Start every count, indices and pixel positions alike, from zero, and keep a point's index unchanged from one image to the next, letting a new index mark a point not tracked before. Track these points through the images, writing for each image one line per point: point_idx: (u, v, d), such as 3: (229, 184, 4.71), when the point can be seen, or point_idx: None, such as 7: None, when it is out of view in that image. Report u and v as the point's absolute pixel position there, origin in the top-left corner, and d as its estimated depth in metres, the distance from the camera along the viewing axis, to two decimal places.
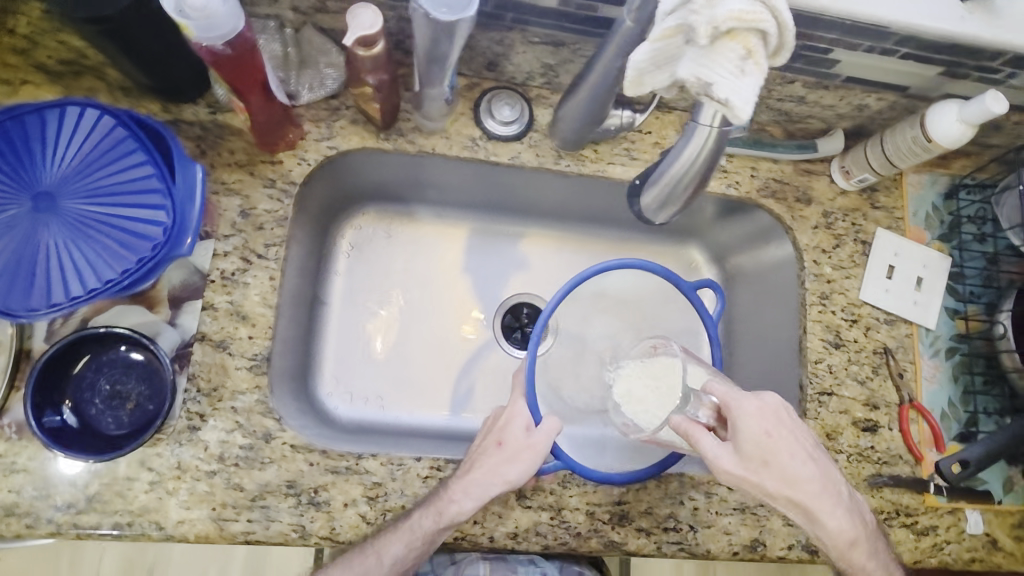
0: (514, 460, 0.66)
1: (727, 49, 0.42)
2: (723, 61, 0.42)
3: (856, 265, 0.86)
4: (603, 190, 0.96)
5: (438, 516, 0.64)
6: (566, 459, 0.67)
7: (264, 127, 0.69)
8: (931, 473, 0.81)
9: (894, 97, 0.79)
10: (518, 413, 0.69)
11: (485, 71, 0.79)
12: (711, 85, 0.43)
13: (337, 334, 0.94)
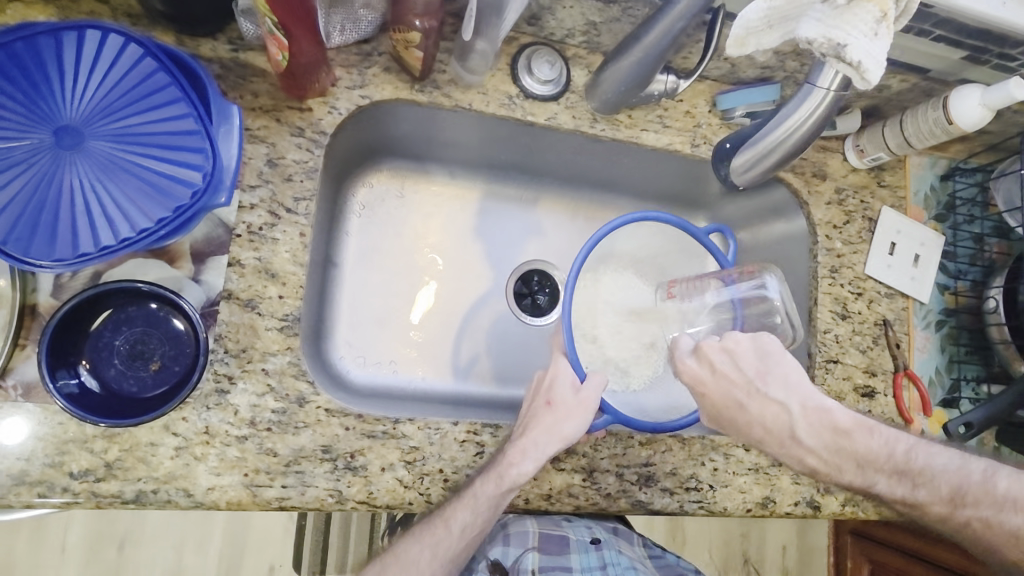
0: (569, 417, 0.67)
1: (862, 10, 0.48)
2: (856, 23, 0.48)
3: (862, 241, 0.90)
4: (622, 157, 0.95)
5: (500, 480, 0.64)
6: (615, 412, 0.70)
7: (303, 70, 0.63)
8: (919, 435, 0.88)
9: (916, 79, 0.82)
10: (563, 374, 0.70)
11: (524, 25, 0.75)
12: (843, 45, 0.48)
13: (350, 297, 0.90)
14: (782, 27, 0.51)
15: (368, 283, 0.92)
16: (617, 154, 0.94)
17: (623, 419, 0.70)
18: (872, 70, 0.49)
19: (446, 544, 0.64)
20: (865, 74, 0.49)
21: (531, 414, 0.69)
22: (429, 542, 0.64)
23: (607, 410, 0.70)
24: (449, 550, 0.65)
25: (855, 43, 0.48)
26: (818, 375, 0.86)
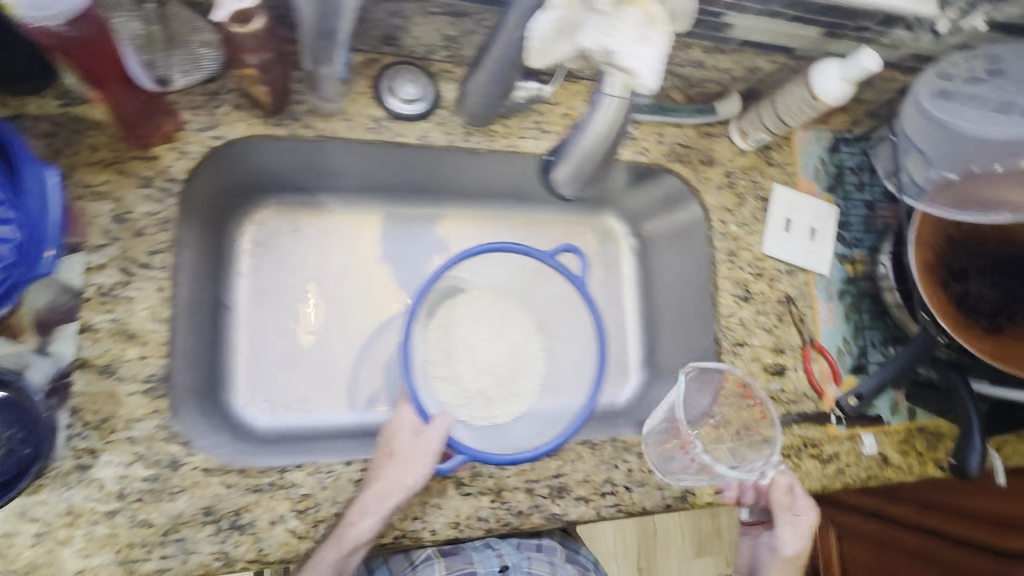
0: (407, 465, 0.66)
1: (629, 14, 0.51)
2: (626, 28, 0.51)
3: (757, 221, 0.91)
4: (518, 164, 0.95)
5: (340, 546, 0.61)
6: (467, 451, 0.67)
7: (133, 117, 0.61)
8: (832, 406, 0.90)
9: (783, 59, 0.83)
10: (403, 421, 0.70)
11: (382, 45, 0.73)
12: (615, 52, 0.52)
13: (249, 344, 0.87)
14: (572, 38, 0.54)
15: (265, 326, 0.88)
16: (513, 162, 0.93)
17: (478, 457, 0.68)
18: (645, 74, 0.52)
19: None
20: (639, 80, 0.53)
21: (373, 469, 0.67)
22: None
23: (458, 450, 0.68)
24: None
25: (622, 50, 0.51)
26: (727, 359, 0.87)
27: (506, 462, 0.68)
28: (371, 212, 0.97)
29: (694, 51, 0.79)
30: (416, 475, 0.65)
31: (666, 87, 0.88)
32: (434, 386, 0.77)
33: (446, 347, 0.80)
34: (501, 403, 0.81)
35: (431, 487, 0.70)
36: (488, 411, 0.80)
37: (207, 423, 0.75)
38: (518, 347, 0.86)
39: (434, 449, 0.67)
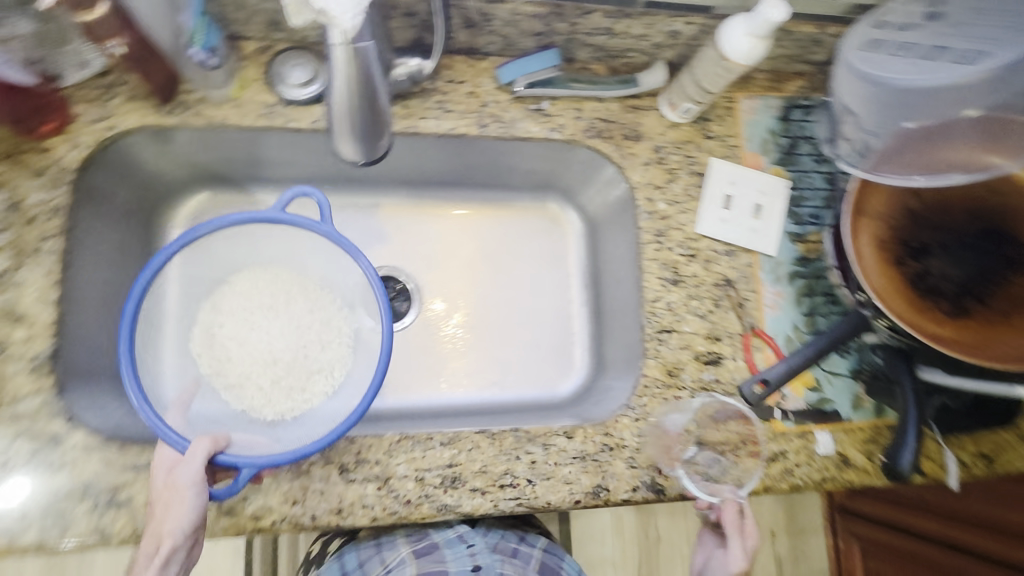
0: (168, 509, 0.60)
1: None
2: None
3: (691, 199, 0.84)
4: (452, 148, 0.92)
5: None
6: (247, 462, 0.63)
7: (13, 112, 0.65)
8: (777, 399, 0.81)
9: (702, 20, 0.76)
10: (161, 462, 0.63)
11: (272, 32, 0.75)
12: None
13: (178, 339, 0.85)
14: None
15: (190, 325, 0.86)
16: (444, 146, 0.92)
17: (263, 464, 0.64)
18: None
19: None
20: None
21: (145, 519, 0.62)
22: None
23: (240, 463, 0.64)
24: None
25: None
26: (650, 348, 0.80)
27: (290, 461, 0.64)
28: (306, 202, 0.97)
29: (596, 17, 0.75)
30: (182, 519, 0.60)
31: (585, 60, 0.83)
32: (228, 396, 0.82)
33: (221, 355, 0.84)
34: (308, 385, 0.84)
35: (314, 472, 0.69)
36: (292, 400, 0.83)
37: (124, 413, 0.73)
38: (301, 322, 0.87)
39: (190, 480, 0.61)
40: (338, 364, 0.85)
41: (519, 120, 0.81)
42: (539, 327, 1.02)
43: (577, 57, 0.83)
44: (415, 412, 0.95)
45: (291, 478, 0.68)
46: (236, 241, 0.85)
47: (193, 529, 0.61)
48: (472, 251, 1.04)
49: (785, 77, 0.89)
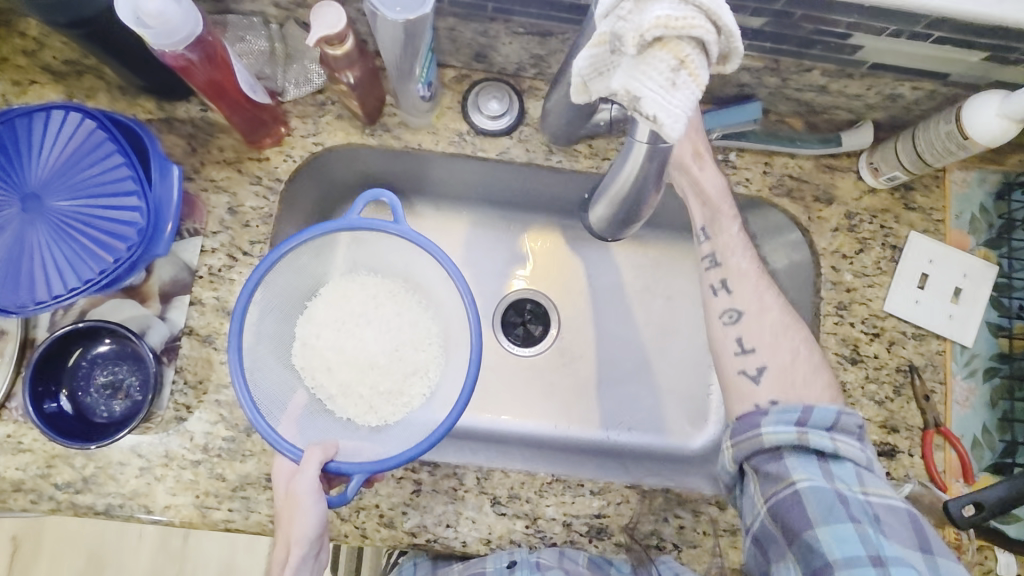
0: (294, 519, 0.61)
1: (656, 58, 0.36)
2: (652, 73, 0.36)
3: (882, 272, 0.78)
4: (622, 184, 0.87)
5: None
6: (359, 467, 0.63)
7: (244, 125, 0.69)
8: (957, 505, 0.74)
9: (934, 86, 0.70)
10: (280, 473, 0.64)
11: (473, 62, 0.75)
12: (639, 100, 0.36)
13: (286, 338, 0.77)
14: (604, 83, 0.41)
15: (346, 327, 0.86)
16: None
17: (372, 468, 0.63)
18: (674, 128, 0.36)
19: None
20: (666, 133, 0.36)
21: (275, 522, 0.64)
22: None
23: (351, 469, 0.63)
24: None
25: (647, 97, 0.36)
26: None
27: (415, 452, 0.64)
28: (457, 218, 0.94)
29: (813, 74, 0.70)
30: (307, 526, 0.61)
31: (783, 113, 0.79)
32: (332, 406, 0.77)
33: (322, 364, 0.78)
34: (404, 388, 0.79)
35: (467, 500, 0.71)
36: (393, 405, 0.77)
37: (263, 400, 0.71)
38: (392, 326, 0.82)
39: (314, 487, 0.61)
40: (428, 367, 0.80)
41: None
42: (678, 374, 0.95)
43: (776, 109, 0.78)
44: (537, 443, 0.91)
45: (447, 501, 0.71)
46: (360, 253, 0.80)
47: (319, 536, 0.62)
48: (614, 287, 0.97)
49: (1007, 150, 0.81)
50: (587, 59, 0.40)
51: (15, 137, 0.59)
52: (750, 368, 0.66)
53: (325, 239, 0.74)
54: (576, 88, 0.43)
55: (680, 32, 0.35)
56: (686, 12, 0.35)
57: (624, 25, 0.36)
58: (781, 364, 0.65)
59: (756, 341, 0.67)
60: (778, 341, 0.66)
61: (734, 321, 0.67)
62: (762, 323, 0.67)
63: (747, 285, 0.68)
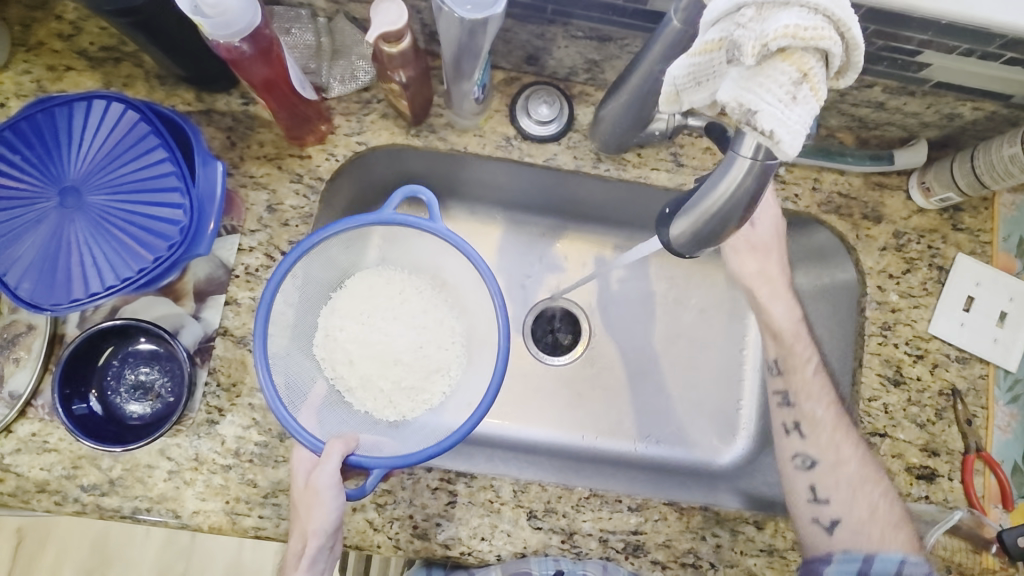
0: (312, 511, 0.59)
1: (779, 70, 0.37)
2: (772, 85, 0.37)
3: (927, 293, 0.77)
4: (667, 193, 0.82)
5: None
6: (378, 463, 0.60)
7: (289, 121, 0.67)
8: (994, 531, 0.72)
9: (994, 108, 0.68)
10: (300, 461, 0.63)
11: (524, 65, 0.73)
12: (755, 112, 0.38)
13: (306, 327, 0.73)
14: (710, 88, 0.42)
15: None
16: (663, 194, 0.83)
17: (390, 466, 0.61)
18: (790, 140, 0.38)
19: None
20: (780, 146, 0.39)
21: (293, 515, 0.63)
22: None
23: (371, 464, 0.61)
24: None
25: (766, 109, 0.37)
26: None
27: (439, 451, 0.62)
28: (488, 222, 0.90)
29: (874, 91, 0.68)
30: (324, 520, 0.59)
31: (834, 127, 0.77)
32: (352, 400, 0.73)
33: (342, 357, 0.74)
34: (426, 384, 0.75)
35: (504, 513, 0.69)
36: (413, 401, 0.74)
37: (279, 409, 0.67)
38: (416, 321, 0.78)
39: (332, 482, 0.59)
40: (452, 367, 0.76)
41: None
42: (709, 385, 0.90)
43: (827, 123, 0.77)
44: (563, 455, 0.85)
45: (482, 514, 0.69)
46: (390, 247, 0.76)
47: (336, 528, 0.60)
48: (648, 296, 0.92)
49: None
50: (689, 66, 0.42)
51: (56, 128, 0.57)
52: (803, 461, 0.71)
53: (352, 236, 0.71)
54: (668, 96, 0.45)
55: (807, 44, 0.36)
56: (814, 23, 0.36)
57: (744, 34, 0.37)
58: (833, 465, 0.69)
59: (814, 446, 0.70)
60: (838, 447, 0.70)
61: (789, 414, 0.73)
62: (820, 429, 0.70)
63: (811, 391, 0.72)
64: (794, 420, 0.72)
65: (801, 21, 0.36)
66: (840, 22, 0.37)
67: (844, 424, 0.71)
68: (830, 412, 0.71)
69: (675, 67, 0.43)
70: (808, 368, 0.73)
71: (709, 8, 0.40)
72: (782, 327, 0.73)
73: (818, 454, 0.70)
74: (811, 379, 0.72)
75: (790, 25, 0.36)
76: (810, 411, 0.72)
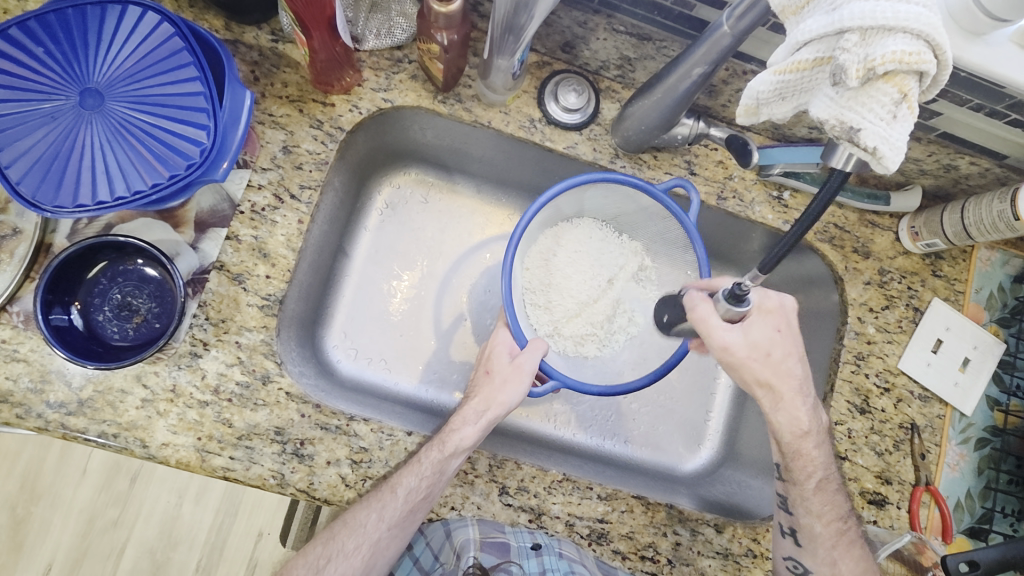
0: (503, 384, 0.70)
1: (881, 91, 0.38)
2: (873, 106, 0.39)
3: (901, 331, 0.81)
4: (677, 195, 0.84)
5: (443, 446, 0.66)
6: (560, 376, 0.69)
7: (324, 65, 0.66)
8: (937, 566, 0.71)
9: (989, 164, 0.73)
10: (502, 342, 0.74)
11: (559, 51, 0.74)
12: (856, 130, 0.40)
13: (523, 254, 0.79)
14: (796, 100, 0.44)
15: (390, 274, 0.85)
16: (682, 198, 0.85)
17: (571, 384, 0.69)
18: (891, 156, 0.40)
19: (391, 512, 0.63)
20: (881, 161, 0.40)
21: (475, 386, 0.73)
22: (375, 507, 0.63)
23: (552, 375, 0.69)
24: (395, 516, 0.63)
25: (870, 129, 0.39)
26: None
27: (620, 391, 0.71)
28: (495, 202, 0.89)
29: None
30: (512, 394, 0.69)
31: None
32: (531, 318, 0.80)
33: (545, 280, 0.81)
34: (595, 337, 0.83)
35: (476, 485, 0.70)
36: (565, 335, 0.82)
37: (268, 350, 0.67)
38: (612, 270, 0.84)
39: (530, 371, 0.70)
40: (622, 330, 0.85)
41: (757, 203, 0.79)
42: (682, 395, 0.92)
43: None
44: (556, 449, 0.86)
45: (455, 483, 0.70)
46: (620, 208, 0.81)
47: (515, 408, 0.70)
48: None
49: None
50: (777, 84, 0.42)
51: (84, 27, 0.56)
52: (794, 566, 0.69)
53: (591, 189, 0.76)
54: (746, 109, 0.46)
55: (911, 68, 0.37)
56: (918, 48, 0.37)
57: (849, 57, 0.38)
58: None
59: (809, 558, 0.69)
60: (835, 564, 0.67)
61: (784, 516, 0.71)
62: (825, 549, 0.68)
63: (811, 506, 0.68)
64: (791, 526, 0.70)
65: (907, 47, 0.37)
66: (939, 45, 0.38)
67: (845, 539, 0.68)
68: (830, 528, 0.68)
69: (757, 83, 0.44)
70: (809, 483, 0.68)
71: (800, 26, 0.40)
72: (785, 433, 0.66)
73: (809, 565, 0.69)
74: (809, 497, 0.68)
75: (897, 51, 0.37)
76: (808, 525, 0.68)
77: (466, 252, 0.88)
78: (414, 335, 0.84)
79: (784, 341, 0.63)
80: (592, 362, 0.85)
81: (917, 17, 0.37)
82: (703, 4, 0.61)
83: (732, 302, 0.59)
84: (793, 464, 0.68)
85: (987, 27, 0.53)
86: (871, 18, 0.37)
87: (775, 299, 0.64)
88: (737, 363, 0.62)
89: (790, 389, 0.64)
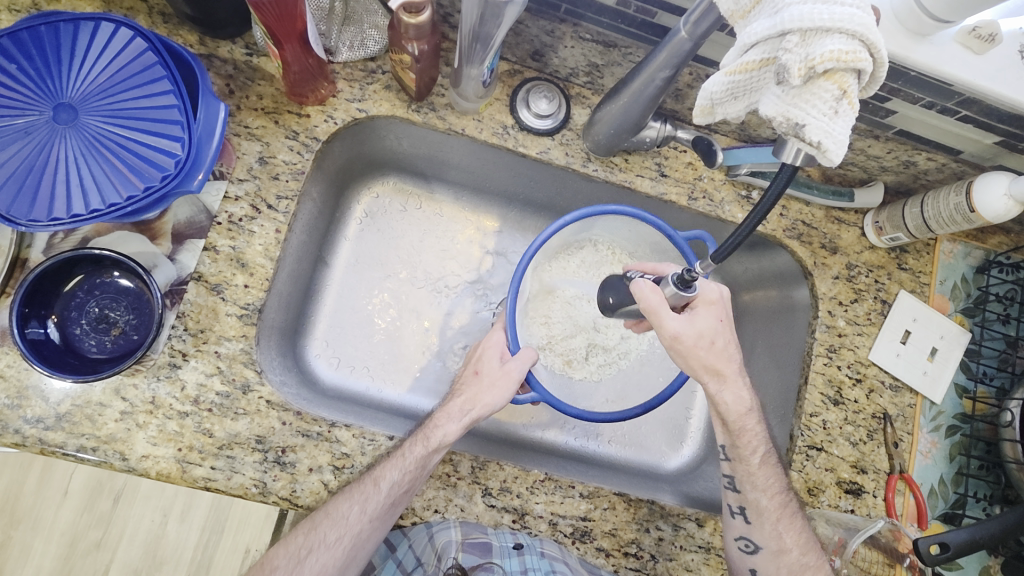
0: (491, 386, 0.71)
1: (822, 88, 0.41)
2: (816, 102, 0.41)
3: (871, 323, 0.83)
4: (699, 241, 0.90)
5: (427, 440, 0.67)
6: (541, 390, 0.71)
7: (297, 77, 0.67)
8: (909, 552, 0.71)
9: (945, 160, 0.76)
10: (494, 345, 0.75)
11: (529, 60, 0.76)
12: (801, 126, 0.42)
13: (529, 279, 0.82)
14: (746, 99, 0.46)
15: (369, 281, 0.85)
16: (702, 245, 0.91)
17: (550, 400, 0.71)
18: (835, 150, 0.42)
19: (374, 505, 0.63)
20: (827, 155, 0.43)
21: (463, 385, 0.74)
22: (357, 499, 0.63)
23: (534, 387, 0.72)
24: (377, 509, 0.63)
25: (814, 124, 0.41)
26: (797, 460, 0.79)
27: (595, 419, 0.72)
28: (471, 209, 0.90)
29: None
30: (496, 395, 0.70)
31: None
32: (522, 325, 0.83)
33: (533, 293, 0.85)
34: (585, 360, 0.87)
35: (459, 487, 0.71)
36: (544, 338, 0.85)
37: (247, 359, 0.67)
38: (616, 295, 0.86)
39: (519, 378, 0.71)
40: (612, 353, 0.87)
41: (726, 203, 0.81)
42: None
43: None
44: (543, 451, 0.87)
45: (438, 486, 0.71)
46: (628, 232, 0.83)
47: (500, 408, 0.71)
48: None
49: (988, 230, 0.87)
50: (728, 84, 0.44)
51: (57, 43, 0.57)
52: (745, 545, 0.70)
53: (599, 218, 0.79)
54: (702, 110, 0.48)
55: (848, 66, 0.40)
56: (854, 47, 0.40)
57: (792, 57, 0.40)
58: (775, 553, 0.68)
59: (758, 534, 0.69)
60: (780, 538, 0.68)
61: (732, 496, 0.72)
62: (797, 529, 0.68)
63: (757, 481, 0.70)
64: (739, 505, 0.71)
65: (844, 46, 0.39)
66: (874, 45, 0.41)
67: (788, 512, 0.70)
68: (775, 501, 0.69)
69: (710, 83, 0.46)
70: (754, 458, 0.70)
71: (745, 30, 0.42)
72: (730, 412, 0.69)
73: (759, 540, 0.69)
74: (756, 472, 0.70)
75: (834, 50, 0.39)
76: (754, 500, 0.70)
77: (446, 259, 0.89)
78: (396, 341, 0.85)
79: (726, 330, 0.66)
80: (581, 381, 0.88)
81: (851, 18, 0.39)
82: (663, 11, 0.63)
83: (680, 287, 0.62)
84: (739, 441, 0.70)
85: (932, 28, 0.56)
86: (809, 20, 0.39)
87: (715, 290, 0.66)
88: (683, 351, 0.65)
89: (733, 372, 0.68)
